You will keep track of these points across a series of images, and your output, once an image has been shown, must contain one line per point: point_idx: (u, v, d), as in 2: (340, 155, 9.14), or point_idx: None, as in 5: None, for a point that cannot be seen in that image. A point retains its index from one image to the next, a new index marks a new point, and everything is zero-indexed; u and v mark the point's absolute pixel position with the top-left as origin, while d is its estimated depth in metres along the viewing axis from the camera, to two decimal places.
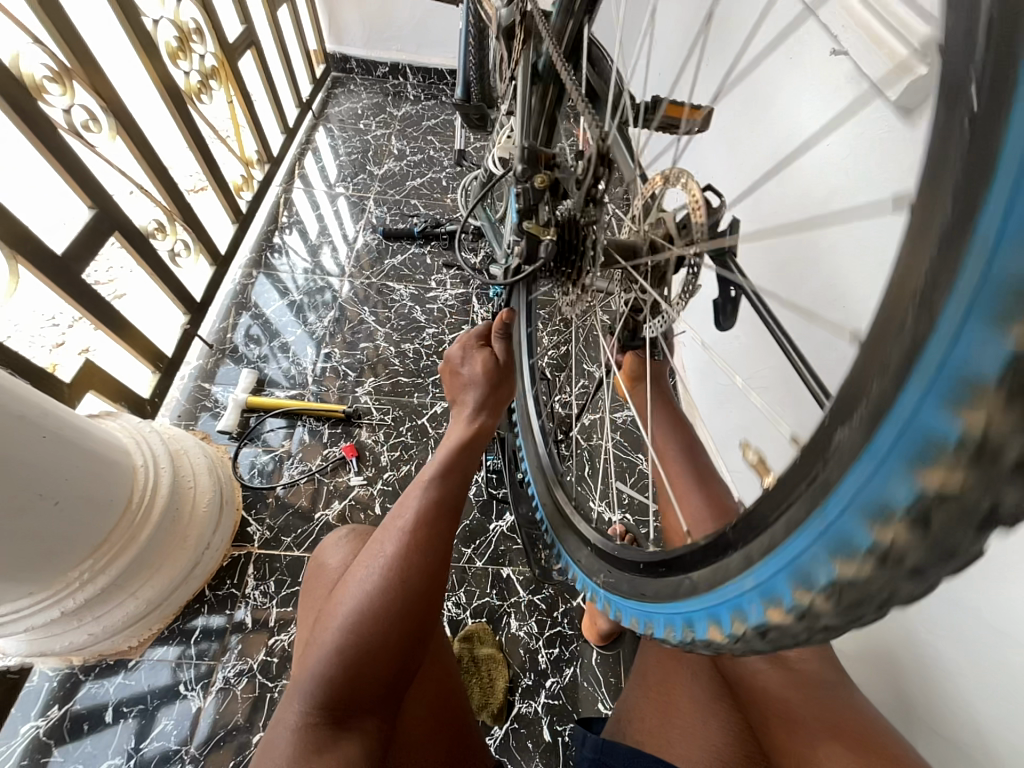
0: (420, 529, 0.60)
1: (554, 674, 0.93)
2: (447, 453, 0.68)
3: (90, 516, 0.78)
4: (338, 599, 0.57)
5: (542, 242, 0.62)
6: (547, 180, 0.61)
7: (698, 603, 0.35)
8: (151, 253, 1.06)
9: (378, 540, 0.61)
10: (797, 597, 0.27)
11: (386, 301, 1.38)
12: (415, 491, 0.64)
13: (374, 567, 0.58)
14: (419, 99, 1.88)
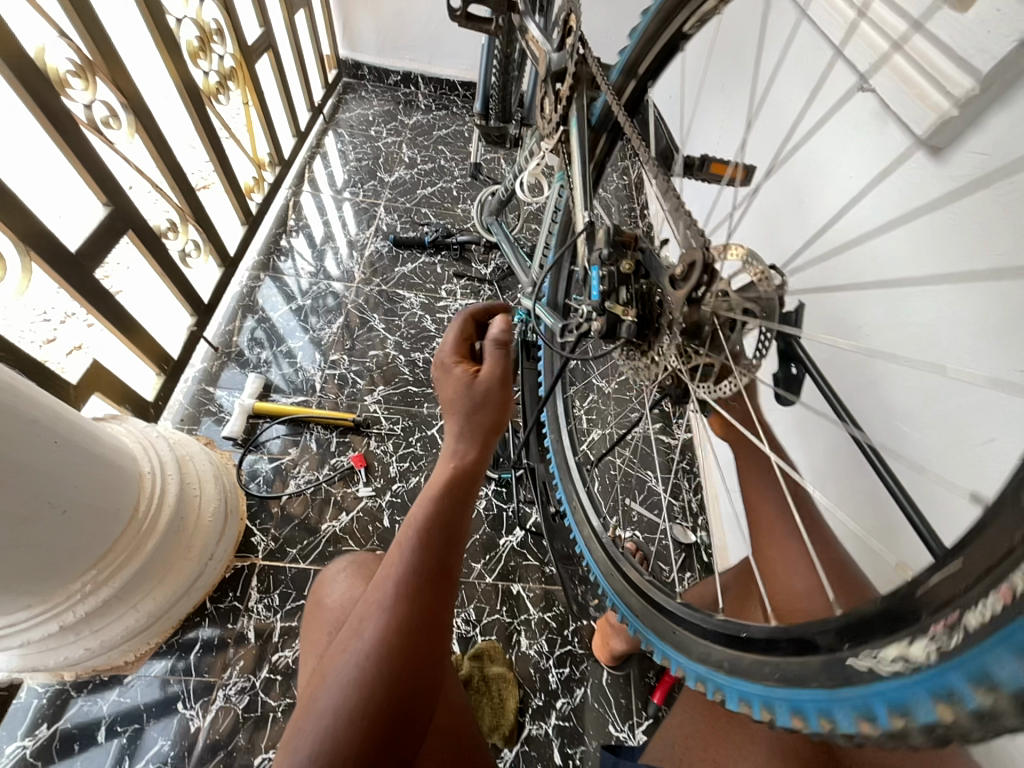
0: (405, 604, 0.52)
1: (564, 694, 0.91)
2: (428, 508, 0.58)
3: (96, 525, 0.75)
4: (312, 700, 0.49)
5: (621, 324, 0.53)
6: (633, 267, 0.53)
7: (833, 689, 0.36)
8: (163, 253, 1.03)
9: (356, 625, 0.52)
10: (938, 711, 0.29)
11: (396, 309, 1.37)
12: (395, 559, 0.55)
13: (352, 645, 0.51)
14: (430, 109, 1.89)
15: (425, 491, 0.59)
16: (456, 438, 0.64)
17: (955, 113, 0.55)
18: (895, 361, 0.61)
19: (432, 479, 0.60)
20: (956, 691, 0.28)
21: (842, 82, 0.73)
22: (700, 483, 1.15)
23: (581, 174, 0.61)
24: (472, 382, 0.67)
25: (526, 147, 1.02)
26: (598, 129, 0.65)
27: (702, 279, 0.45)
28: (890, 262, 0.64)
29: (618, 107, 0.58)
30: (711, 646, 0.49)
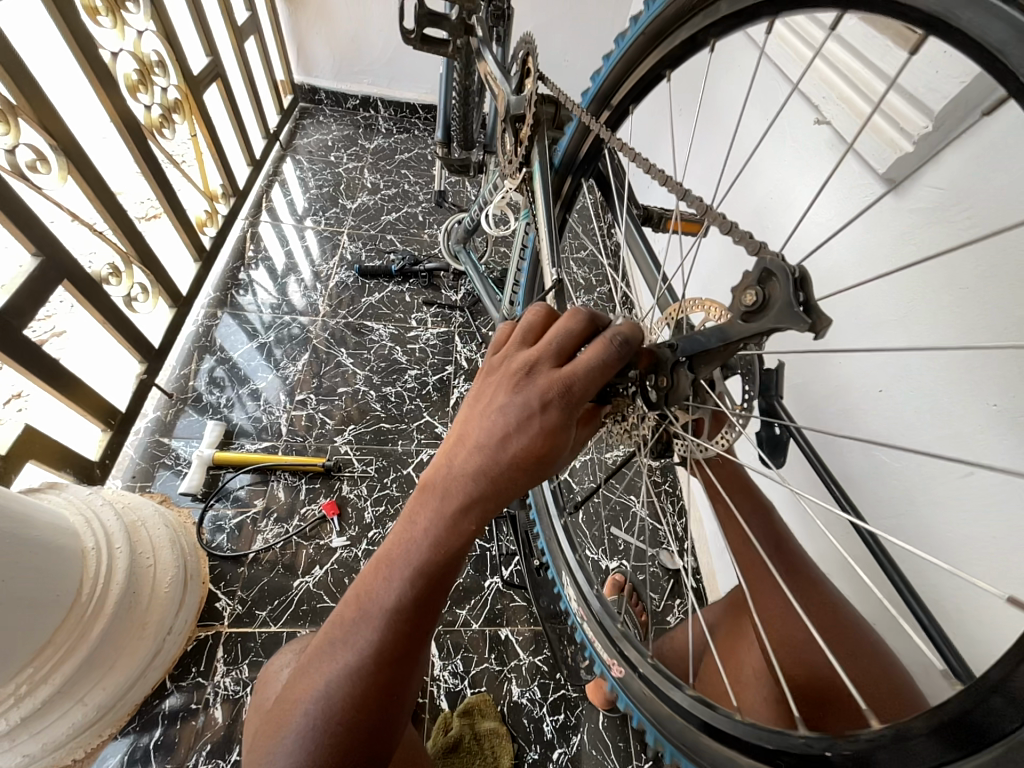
0: (379, 672, 0.40)
1: (560, 744, 0.87)
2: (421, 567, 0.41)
3: (32, 617, 0.67)
4: (262, 754, 0.40)
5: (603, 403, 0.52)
6: None
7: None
8: (104, 300, 0.96)
9: (316, 669, 0.41)
10: None
11: (364, 342, 1.31)
12: (373, 617, 0.40)
13: (315, 706, 0.39)
14: (391, 132, 1.86)
15: (424, 537, 0.41)
16: (479, 479, 0.42)
17: (908, 147, 0.55)
18: (872, 388, 0.61)
19: (434, 528, 0.41)
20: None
21: (798, 115, 0.73)
22: (683, 507, 1.13)
23: (549, 223, 0.58)
24: (546, 418, 0.43)
25: (490, 179, 1.00)
26: (563, 171, 0.63)
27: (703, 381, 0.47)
28: (853, 292, 0.64)
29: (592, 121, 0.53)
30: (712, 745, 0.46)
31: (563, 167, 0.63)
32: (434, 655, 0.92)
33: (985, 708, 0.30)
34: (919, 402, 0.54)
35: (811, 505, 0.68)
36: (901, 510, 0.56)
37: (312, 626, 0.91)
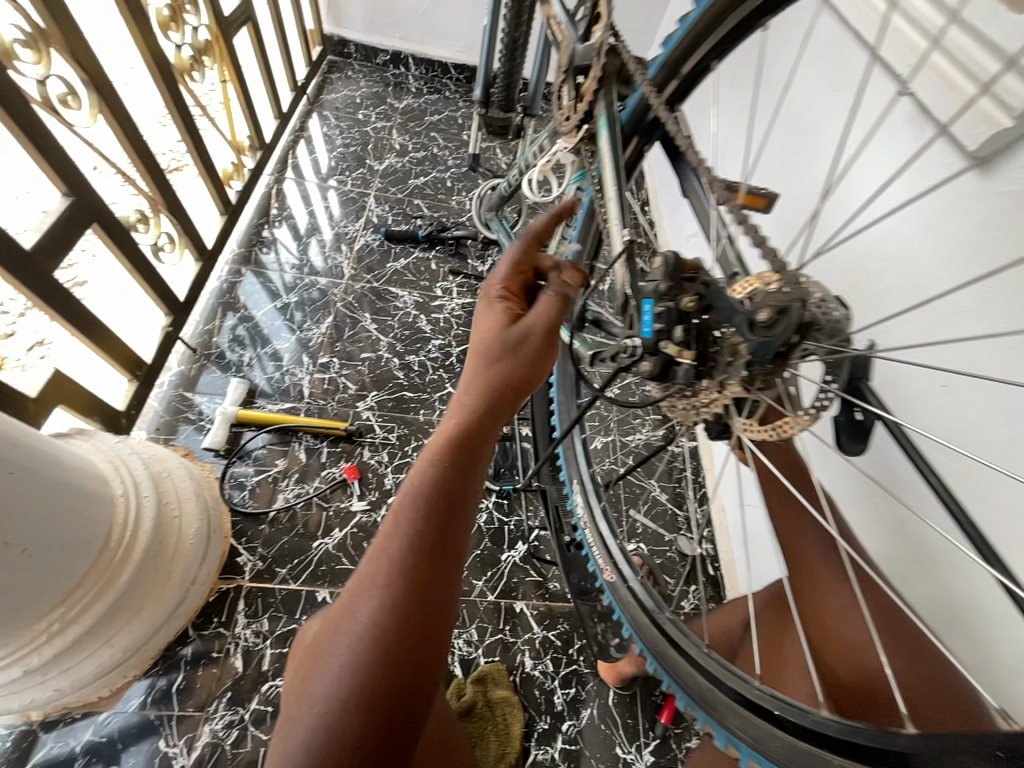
0: (431, 532, 0.41)
1: (570, 716, 0.88)
2: (440, 488, 0.43)
3: (64, 558, 0.68)
4: (324, 637, 0.38)
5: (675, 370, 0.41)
6: (696, 303, 0.39)
7: None
8: (133, 248, 0.94)
9: (380, 544, 0.41)
10: None
11: (389, 308, 1.29)
12: (421, 491, 0.43)
13: (379, 577, 0.39)
14: (422, 92, 1.78)
15: (438, 457, 0.45)
16: (474, 396, 0.49)
17: (1006, 123, 0.48)
18: (934, 384, 0.55)
19: (445, 449, 0.45)
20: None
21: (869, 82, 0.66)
22: (705, 494, 1.12)
23: (616, 186, 0.52)
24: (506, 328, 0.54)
25: (532, 142, 0.95)
26: (630, 130, 0.57)
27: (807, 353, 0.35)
28: (915, 280, 0.59)
29: (659, 102, 0.48)
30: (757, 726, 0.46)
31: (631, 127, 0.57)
32: None
33: None
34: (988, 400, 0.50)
35: (850, 496, 0.63)
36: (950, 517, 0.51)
37: (331, 587, 0.92)
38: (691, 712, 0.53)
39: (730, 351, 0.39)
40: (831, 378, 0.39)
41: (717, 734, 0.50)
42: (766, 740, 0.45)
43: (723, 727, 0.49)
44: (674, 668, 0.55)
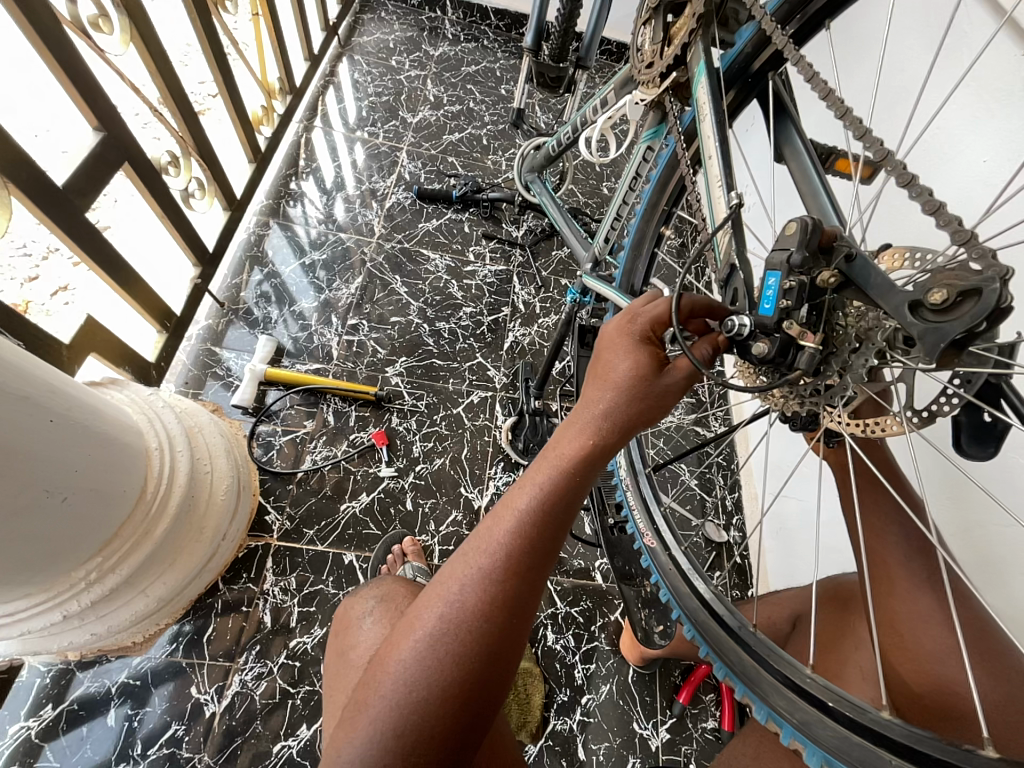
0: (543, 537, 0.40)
1: (590, 691, 0.89)
2: (547, 499, 0.40)
3: (102, 509, 0.67)
4: (431, 601, 0.38)
5: (797, 355, 0.36)
6: (835, 278, 0.34)
7: None
8: (163, 192, 0.90)
9: (498, 527, 0.40)
10: None
11: (420, 271, 1.24)
12: (544, 489, 0.41)
13: (489, 563, 0.38)
14: (458, 39, 1.66)
15: (548, 467, 0.41)
16: (602, 418, 0.42)
17: None
18: None
19: (555, 460, 0.42)
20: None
21: (975, 29, 0.56)
22: (737, 481, 1.09)
23: (717, 140, 0.45)
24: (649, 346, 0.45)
25: (590, 97, 0.88)
26: (728, 82, 0.50)
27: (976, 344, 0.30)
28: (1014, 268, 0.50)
29: (779, 31, 0.41)
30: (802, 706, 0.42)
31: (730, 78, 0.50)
32: None
33: None
34: None
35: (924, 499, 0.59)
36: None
37: (357, 550, 0.92)
38: (727, 682, 0.49)
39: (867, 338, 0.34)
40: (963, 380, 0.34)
41: (755, 708, 0.46)
42: (814, 725, 0.41)
43: (762, 699, 0.45)
44: (716, 639, 0.50)
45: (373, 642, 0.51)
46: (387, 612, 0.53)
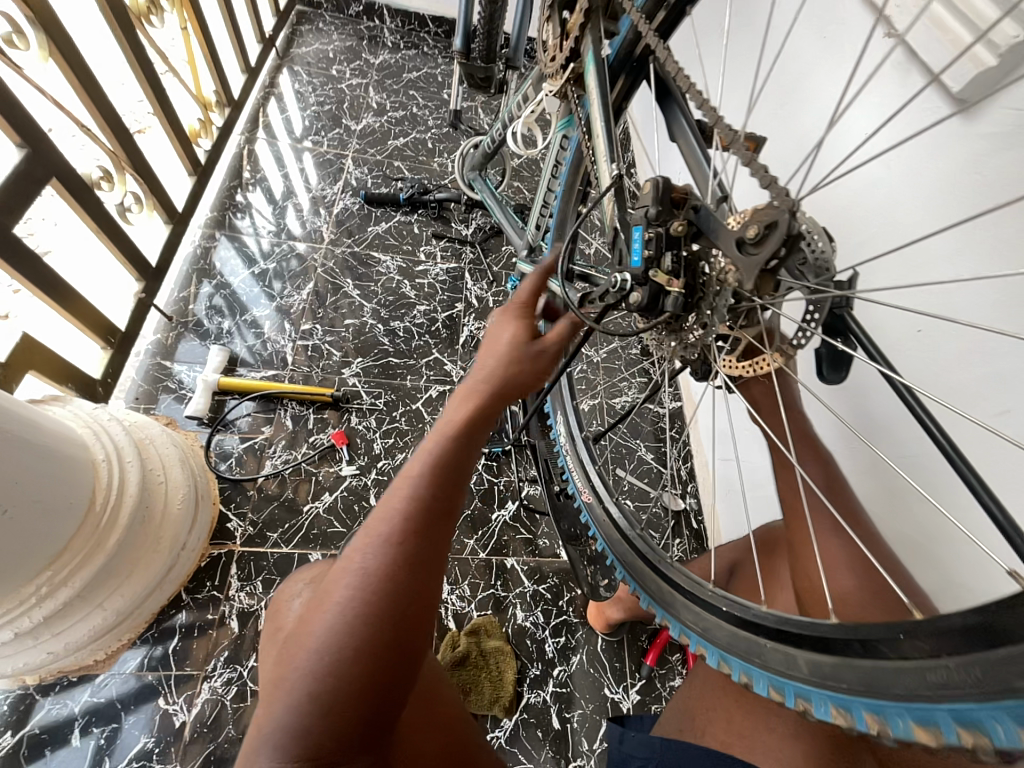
0: (437, 497, 0.43)
1: (561, 662, 0.92)
2: (451, 450, 0.46)
3: (48, 523, 0.67)
4: (341, 573, 0.41)
5: (665, 298, 0.42)
6: (685, 227, 0.40)
7: (815, 682, 0.36)
8: (97, 206, 0.90)
9: (395, 493, 0.44)
10: (965, 739, 0.28)
11: (372, 273, 1.26)
12: (435, 454, 0.45)
13: (390, 529, 0.41)
14: (398, 46, 1.69)
15: (447, 422, 0.48)
16: (488, 383, 0.50)
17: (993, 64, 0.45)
18: (911, 329, 0.55)
19: (452, 416, 0.48)
20: (994, 727, 0.27)
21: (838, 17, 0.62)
22: (689, 452, 1.14)
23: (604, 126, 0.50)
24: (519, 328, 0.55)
25: (516, 93, 0.92)
26: (616, 69, 0.55)
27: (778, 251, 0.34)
28: None
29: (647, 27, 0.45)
30: (704, 615, 0.47)
31: (617, 65, 0.55)
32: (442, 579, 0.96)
33: None
34: (961, 345, 0.50)
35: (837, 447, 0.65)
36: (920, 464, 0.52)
37: (323, 549, 0.93)
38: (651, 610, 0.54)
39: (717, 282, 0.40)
40: (815, 312, 0.39)
41: (670, 625, 0.51)
42: (712, 629, 0.45)
43: (677, 618, 0.50)
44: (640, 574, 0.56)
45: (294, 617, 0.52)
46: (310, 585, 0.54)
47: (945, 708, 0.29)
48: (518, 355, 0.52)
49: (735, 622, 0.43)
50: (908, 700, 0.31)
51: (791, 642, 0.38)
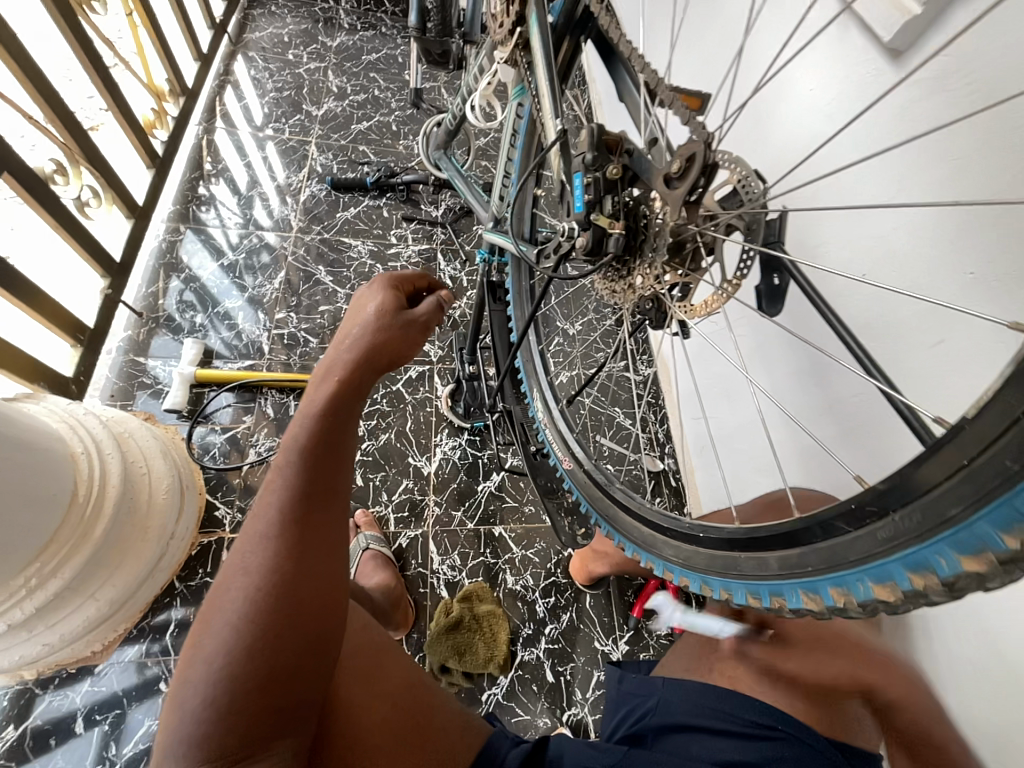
0: (311, 479, 0.44)
1: (552, 621, 0.96)
2: (303, 446, 0.45)
3: (31, 515, 0.68)
4: (223, 577, 0.41)
5: (608, 239, 0.46)
6: (620, 171, 0.45)
7: (785, 576, 0.39)
8: (53, 201, 0.89)
9: (267, 488, 0.44)
10: (913, 581, 0.31)
11: (343, 259, 1.26)
12: (300, 437, 0.46)
13: (269, 520, 0.42)
14: (355, 28, 1.65)
15: (297, 421, 0.47)
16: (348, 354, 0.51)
17: (916, 10, 0.47)
18: (854, 274, 0.58)
19: (301, 415, 0.47)
20: (938, 562, 0.30)
21: None
22: (665, 415, 1.19)
23: (548, 86, 0.53)
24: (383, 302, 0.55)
25: (473, 67, 0.92)
26: (560, 32, 0.56)
27: (699, 180, 0.39)
28: None
29: None
30: (680, 544, 0.51)
31: (563, 28, 0.56)
32: (432, 551, 0.98)
33: (891, 498, 0.33)
34: (898, 283, 0.53)
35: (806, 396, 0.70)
36: (870, 399, 0.58)
37: None
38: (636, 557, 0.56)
39: (657, 220, 0.44)
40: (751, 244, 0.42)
41: (656, 567, 0.53)
42: (693, 558, 0.48)
43: (660, 557, 0.53)
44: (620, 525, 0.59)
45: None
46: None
47: (898, 559, 0.32)
48: (381, 329, 0.53)
49: (705, 545, 0.47)
50: (864, 563, 0.34)
51: (761, 546, 0.42)
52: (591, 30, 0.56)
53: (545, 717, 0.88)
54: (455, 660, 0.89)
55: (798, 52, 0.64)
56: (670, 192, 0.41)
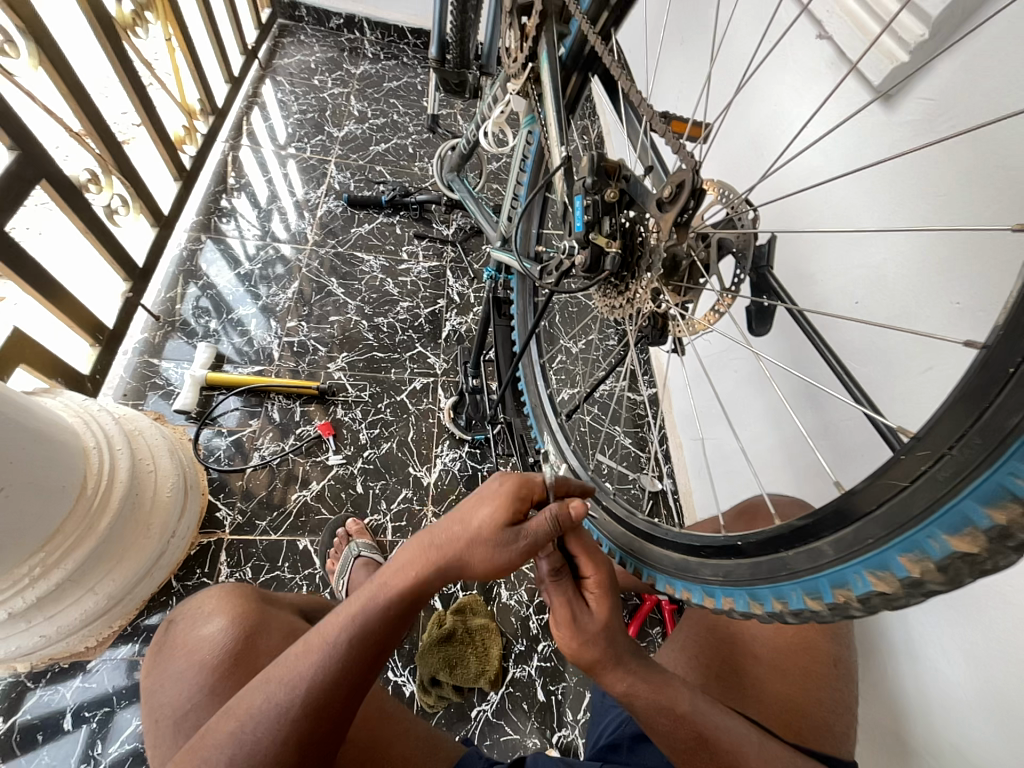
0: (343, 672, 0.42)
1: (545, 638, 0.95)
2: (354, 631, 0.44)
3: (40, 503, 0.70)
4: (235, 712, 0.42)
5: (605, 256, 0.49)
6: (618, 194, 0.48)
7: (842, 562, 0.36)
8: (86, 208, 0.94)
9: (307, 654, 0.43)
10: (994, 515, 0.29)
11: (355, 273, 1.30)
12: (358, 620, 0.44)
13: (290, 693, 0.42)
14: (378, 58, 1.75)
15: (363, 601, 0.45)
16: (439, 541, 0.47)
17: (903, 58, 0.51)
18: (849, 301, 0.60)
19: (383, 584, 0.46)
20: (1015, 481, 0.28)
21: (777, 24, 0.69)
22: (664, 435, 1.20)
23: (556, 116, 0.57)
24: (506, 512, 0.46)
25: (487, 97, 0.98)
26: (568, 67, 0.61)
27: (688, 203, 0.42)
28: None
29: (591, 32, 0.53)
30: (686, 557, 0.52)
31: (571, 64, 0.61)
32: None
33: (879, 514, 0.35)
34: (890, 310, 0.55)
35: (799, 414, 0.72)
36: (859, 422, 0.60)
37: (311, 535, 0.96)
38: (669, 588, 0.53)
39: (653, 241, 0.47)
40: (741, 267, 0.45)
41: (693, 594, 0.50)
42: (734, 572, 0.45)
43: (697, 583, 0.49)
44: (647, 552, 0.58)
45: (193, 705, 0.55)
46: (200, 674, 0.56)
47: (967, 493, 0.30)
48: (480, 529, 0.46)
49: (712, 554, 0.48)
50: (933, 513, 0.32)
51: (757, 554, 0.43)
52: (598, 68, 0.60)
53: (534, 737, 0.87)
54: (446, 673, 0.87)
55: (795, 93, 0.68)
56: (665, 213, 0.44)
